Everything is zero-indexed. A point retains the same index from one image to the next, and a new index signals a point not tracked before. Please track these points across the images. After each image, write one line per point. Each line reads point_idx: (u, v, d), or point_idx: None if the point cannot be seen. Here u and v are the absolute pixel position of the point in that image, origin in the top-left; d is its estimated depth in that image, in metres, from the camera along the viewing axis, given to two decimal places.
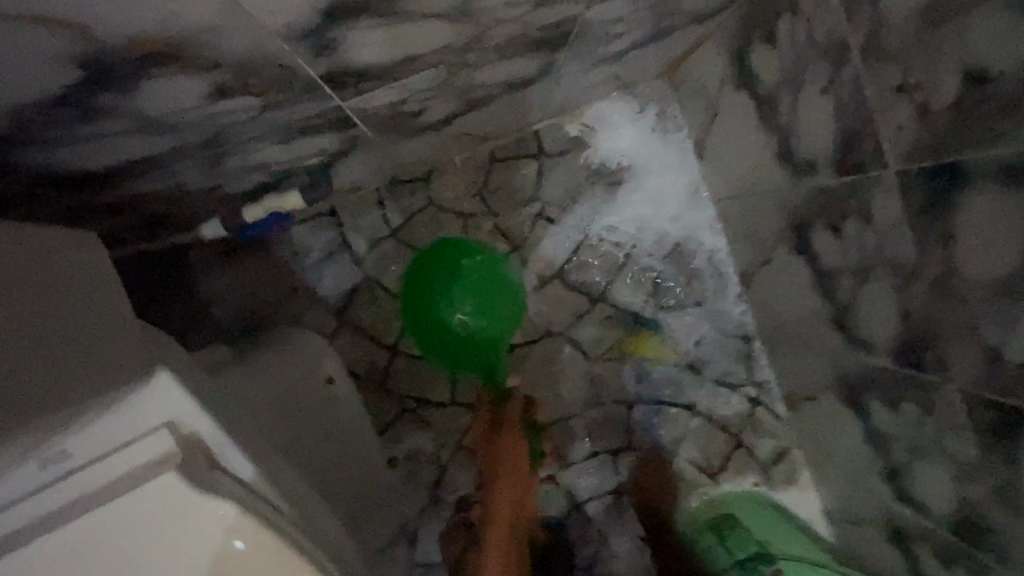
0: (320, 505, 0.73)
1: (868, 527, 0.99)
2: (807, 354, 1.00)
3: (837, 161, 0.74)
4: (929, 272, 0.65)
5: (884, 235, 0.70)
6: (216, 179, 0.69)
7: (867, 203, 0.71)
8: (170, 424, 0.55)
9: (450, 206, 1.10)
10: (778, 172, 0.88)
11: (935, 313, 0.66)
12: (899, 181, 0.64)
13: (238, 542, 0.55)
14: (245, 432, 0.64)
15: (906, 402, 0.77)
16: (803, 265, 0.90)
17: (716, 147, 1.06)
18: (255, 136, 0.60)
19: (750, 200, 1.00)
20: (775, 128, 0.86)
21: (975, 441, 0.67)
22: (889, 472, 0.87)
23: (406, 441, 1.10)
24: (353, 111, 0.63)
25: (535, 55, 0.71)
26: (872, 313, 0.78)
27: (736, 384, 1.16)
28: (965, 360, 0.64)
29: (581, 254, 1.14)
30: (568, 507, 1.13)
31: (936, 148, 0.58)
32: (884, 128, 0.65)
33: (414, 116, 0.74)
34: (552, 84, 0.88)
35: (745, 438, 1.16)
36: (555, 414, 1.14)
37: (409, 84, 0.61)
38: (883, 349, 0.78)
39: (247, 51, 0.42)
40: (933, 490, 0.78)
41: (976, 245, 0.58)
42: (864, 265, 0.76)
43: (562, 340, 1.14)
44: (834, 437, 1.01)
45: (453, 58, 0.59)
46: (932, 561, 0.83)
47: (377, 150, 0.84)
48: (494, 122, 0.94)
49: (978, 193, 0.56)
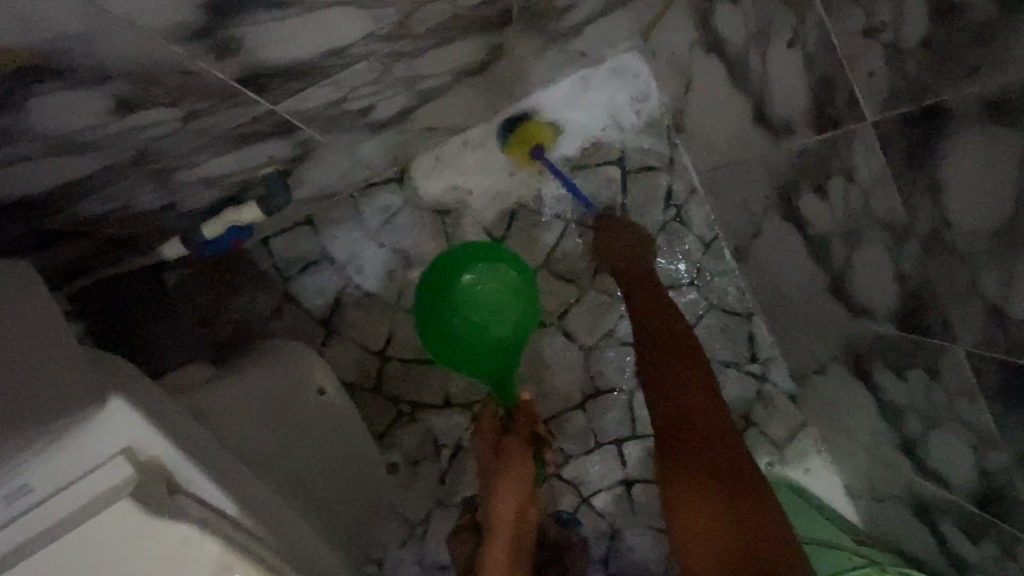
0: (299, 520, 0.72)
1: (891, 503, 0.93)
2: (809, 326, 0.95)
3: (813, 118, 0.69)
4: (921, 228, 0.60)
5: (869, 193, 0.65)
6: (167, 196, 0.68)
7: (848, 160, 0.66)
8: (127, 450, 0.54)
9: (426, 204, 1.08)
10: (756, 136, 0.83)
11: (931, 271, 0.61)
12: (877, 133, 0.59)
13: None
14: (211, 450, 0.63)
15: (914, 369, 0.72)
16: (794, 232, 0.85)
17: (694, 116, 1.01)
18: (193, 149, 0.59)
19: (733, 168, 0.95)
20: (747, 91, 0.81)
21: (988, 406, 0.62)
22: (905, 445, 0.81)
23: (405, 446, 1.08)
24: (293, 114, 0.62)
25: (478, 36, 0.68)
26: (868, 276, 0.73)
27: (740, 362, 1.12)
28: (968, 319, 0.59)
29: (566, 241, 1.10)
30: (577, 502, 1.09)
31: (911, 91, 0.53)
32: (854, 77, 0.60)
33: (363, 113, 0.72)
34: (511, 66, 0.85)
35: (755, 417, 1.12)
36: (555, 408, 1.11)
37: (344, 81, 0.59)
38: (884, 315, 0.73)
39: (135, 58, 0.41)
40: (952, 461, 0.73)
41: (966, 195, 0.53)
42: (853, 227, 0.71)
43: (554, 331, 1.11)
44: (845, 410, 0.96)
45: (384, 47, 0.57)
46: (959, 535, 0.78)
47: (337, 153, 0.82)
48: (458, 113, 0.91)
49: (959, 135, 0.51)
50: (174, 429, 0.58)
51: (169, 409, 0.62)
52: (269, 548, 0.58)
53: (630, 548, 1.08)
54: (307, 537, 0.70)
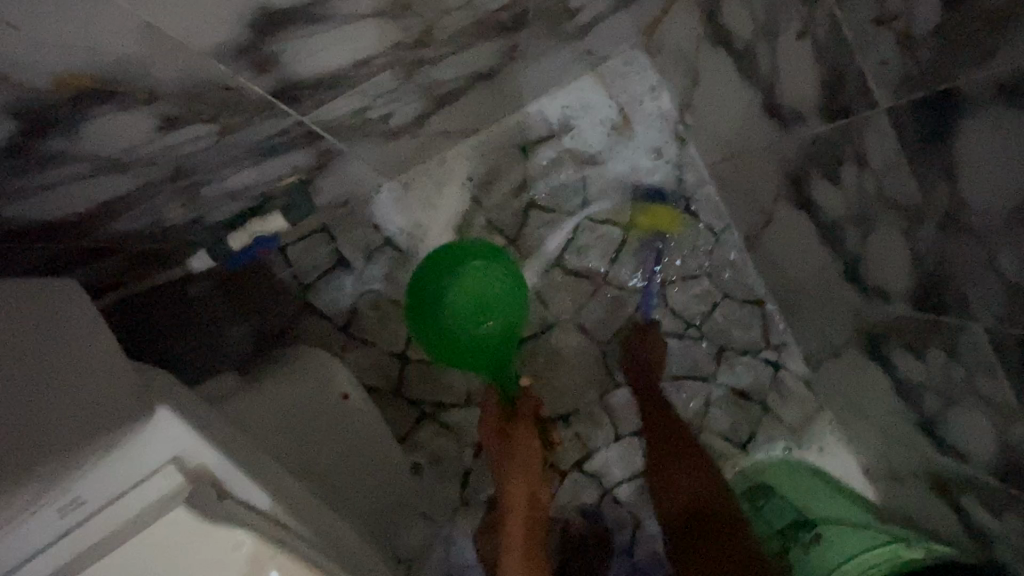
0: (340, 523, 0.74)
1: (910, 482, 0.95)
2: (823, 311, 0.96)
3: (824, 106, 0.70)
4: (936, 209, 0.61)
5: (883, 177, 0.66)
6: (193, 210, 0.69)
7: (861, 147, 0.67)
8: (176, 459, 0.55)
9: (439, 207, 1.09)
10: (766, 126, 0.85)
11: (946, 251, 0.63)
12: (890, 119, 0.61)
13: (274, 572, 0.55)
14: (250, 457, 0.64)
15: (931, 348, 0.74)
16: (805, 219, 0.87)
17: (701, 109, 1.02)
18: (223, 163, 0.60)
19: (742, 159, 0.96)
20: (756, 82, 0.82)
21: (1007, 380, 0.63)
22: (923, 423, 0.83)
23: (428, 446, 1.09)
24: (317, 125, 0.63)
25: (493, 40, 0.70)
26: (884, 258, 0.74)
27: (754, 350, 1.13)
28: (985, 298, 0.61)
29: (578, 238, 1.12)
30: (600, 494, 1.11)
31: (924, 78, 0.55)
32: (865, 65, 0.61)
33: (382, 121, 0.73)
34: (522, 68, 0.86)
35: (771, 403, 1.13)
36: (574, 402, 1.12)
37: (368, 90, 0.61)
38: (901, 296, 0.74)
39: (180, 80, 0.43)
40: (972, 437, 0.74)
41: (980, 176, 0.54)
42: (867, 211, 0.72)
43: (570, 327, 1.12)
44: (861, 393, 0.97)
45: (407, 56, 0.58)
46: (981, 509, 0.79)
47: (354, 161, 0.84)
48: (470, 115, 0.93)
49: (973, 120, 0.52)
50: (217, 435, 0.60)
51: (208, 417, 0.63)
52: (314, 550, 0.60)
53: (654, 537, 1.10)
54: (345, 537, 0.72)
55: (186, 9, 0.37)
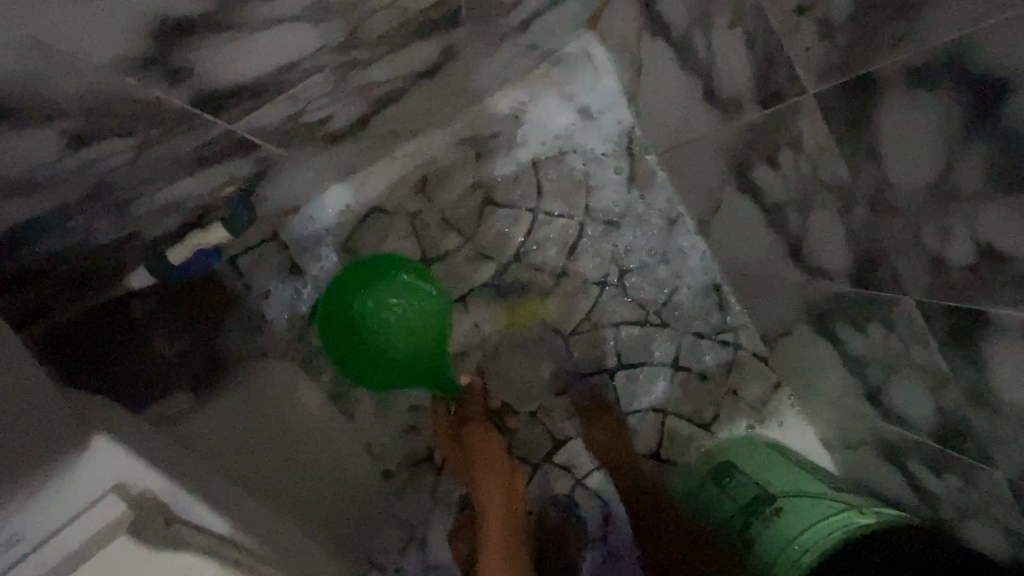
0: (295, 532, 0.74)
1: (862, 450, 0.99)
2: (774, 292, 1.00)
3: (757, 94, 0.72)
4: (865, 189, 0.63)
5: (816, 160, 0.68)
6: (127, 227, 0.67)
7: (795, 132, 0.69)
8: (116, 487, 0.54)
9: (394, 209, 1.09)
10: (707, 114, 0.86)
11: (877, 229, 0.65)
12: (817, 104, 0.63)
13: None
14: (197, 476, 0.64)
15: (871, 323, 0.77)
16: (750, 204, 0.89)
17: (647, 99, 1.03)
18: (151, 177, 0.58)
19: (688, 147, 0.98)
20: (695, 71, 0.84)
21: (939, 349, 0.66)
22: (870, 393, 0.87)
23: (396, 449, 1.09)
24: (251, 134, 0.61)
25: (430, 39, 0.69)
26: (823, 238, 0.76)
27: (712, 332, 1.16)
28: (913, 272, 0.64)
29: (535, 232, 1.13)
30: (572, 483, 1.12)
31: (845, 64, 0.57)
32: (792, 53, 0.63)
33: (321, 126, 0.72)
34: (465, 65, 0.85)
35: (731, 383, 1.16)
36: (540, 395, 1.14)
37: (300, 94, 0.59)
38: (841, 274, 0.77)
39: (82, 93, 0.41)
40: (913, 404, 0.78)
41: (900, 156, 0.57)
42: (804, 193, 0.74)
43: (533, 321, 1.13)
44: (813, 368, 1.01)
45: (338, 59, 0.57)
46: (926, 471, 0.83)
47: (298, 166, 0.82)
48: (415, 115, 0.92)
49: (890, 103, 0.54)
50: (170, 466, 0.60)
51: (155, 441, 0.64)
52: (268, 564, 0.59)
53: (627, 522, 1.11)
54: (303, 545, 0.73)
55: (79, 16, 0.36)
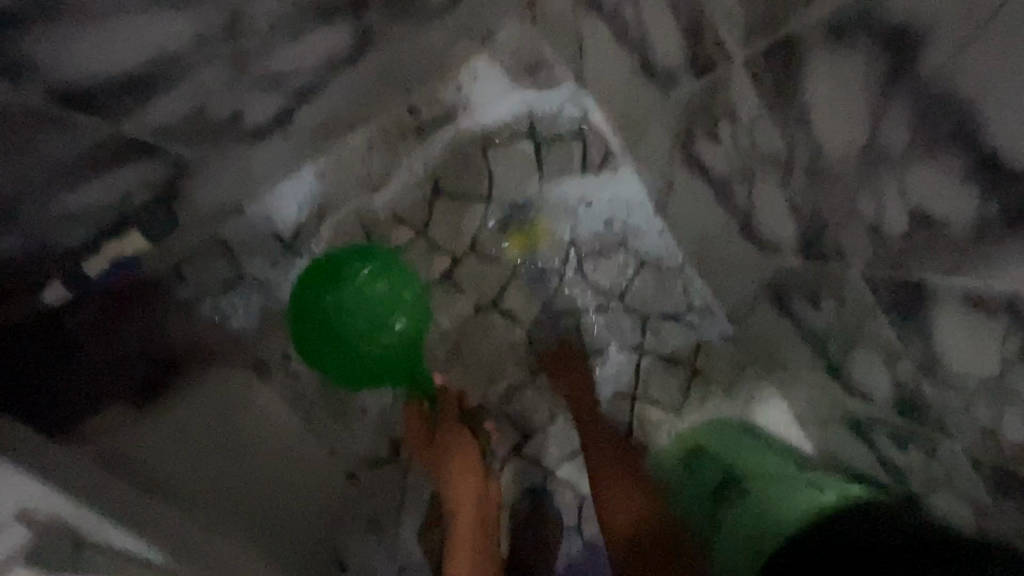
0: (225, 546, 0.72)
1: (830, 426, 0.96)
2: (731, 269, 0.97)
3: (689, 63, 0.69)
4: (801, 157, 0.60)
5: (753, 130, 0.65)
6: (30, 236, 0.65)
7: (729, 102, 0.66)
8: (22, 510, 0.51)
9: (341, 206, 1.05)
10: (645, 88, 0.83)
11: (816, 198, 0.62)
12: (746, 70, 0.60)
13: None
14: (113, 492, 0.63)
15: (823, 296, 0.74)
16: (699, 179, 0.86)
17: (592, 77, 1.00)
18: (37, 184, 0.57)
19: (634, 123, 0.96)
20: (629, 45, 0.81)
21: (887, 319, 0.64)
22: (830, 367, 0.85)
23: (359, 450, 1.05)
24: (141, 131, 0.60)
25: (336, 23, 0.68)
26: (770, 212, 0.73)
27: (677, 314, 1.14)
28: (856, 241, 0.61)
29: (489, 221, 1.10)
30: (543, 475, 1.09)
31: (765, 25, 0.54)
32: (715, 18, 0.60)
33: (233, 121, 0.71)
34: (391, 50, 0.83)
35: (700, 364, 1.14)
36: (505, 388, 1.10)
37: (191, 89, 0.58)
38: (789, 247, 0.74)
39: None
40: (871, 376, 0.75)
41: (829, 121, 0.53)
42: (746, 165, 0.71)
43: (493, 312, 1.10)
44: (776, 343, 0.99)
45: (224, 48, 0.56)
46: (889, 443, 0.81)
47: (221, 164, 0.79)
48: (347, 105, 0.89)
49: (810, 63, 0.52)
50: (82, 489, 0.59)
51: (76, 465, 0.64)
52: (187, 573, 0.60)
53: None
54: (234, 559, 0.72)
55: None
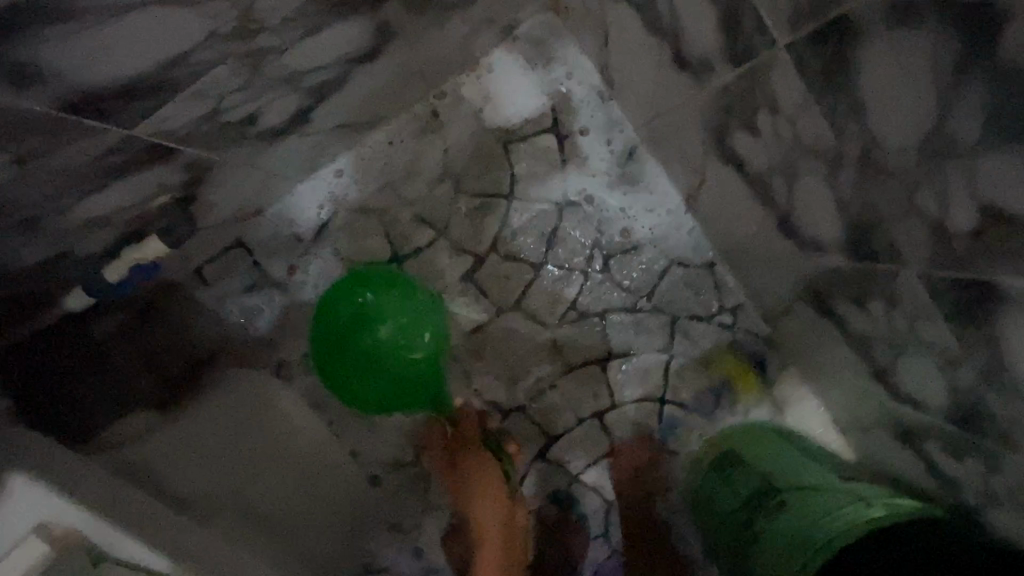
0: (245, 557, 0.71)
1: (875, 433, 0.90)
2: (768, 267, 0.92)
3: (725, 50, 0.64)
4: (851, 150, 0.56)
5: (796, 121, 0.60)
6: (51, 243, 0.65)
7: (770, 92, 0.61)
8: (42, 527, 0.51)
9: (361, 206, 1.04)
10: (675, 78, 0.79)
11: (868, 194, 0.57)
12: (790, 57, 0.55)
13: None
14: (131, 500, 0.62)
15: (872, 298, 0.69)
16: (733, 174, 0.81)
17: (618, 68, 0.96)
18: (55, 191, 0.57)
19: (662, 116, 0.91)
20: (659, 33, 0.77)
21: (947, 324, 0.58)
22: (877, 373, 0.79)
23: (382, 453, 1.04)
24: (155, 135, 0.58)
25: (354, 18, 0.65)
26: (814, 209, 0.68)
27: (708, 315, 1.09)
28: (913, 240, 0.55)
29: (511, 220, 1.07)
30: (569, 481, 1.05)
31: (815, 6, 0.49)
32: (756, 0, 0.55)
33: (250, 122, 0.69)
34: (409, 47, 0.81)
35: (733, 368, 1.09)
36: (529, 392, 1.07)
37: (206, 91, 0.57)
38: (835, 246, 0.69)
39: None
40: (925, 384, 0.70)
41: (888, 109, 0.49)
42: (788, 159, 0.66)
43: (516, 314, 1.07)
44: (815, 346, 0.94)
45: (237, 47, 0.55)
46: (944, 455, 0.75)
47: (240, 167, 0.78)
48: (366, 103, 0.88)
49: (866, 46, 0.47)
50: (106, 502, 0.58)
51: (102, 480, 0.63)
52: None
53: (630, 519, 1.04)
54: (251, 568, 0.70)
55: None
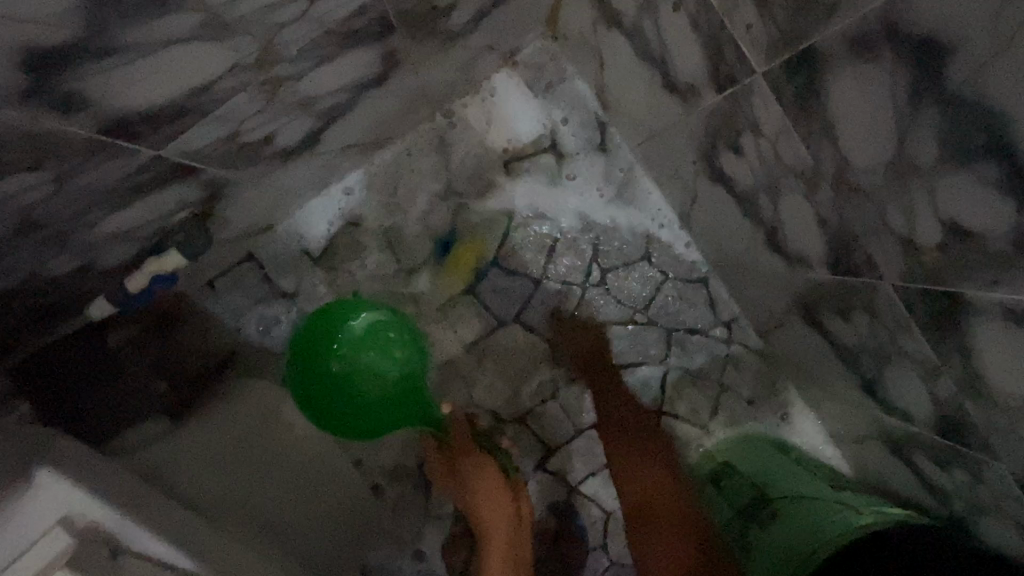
0: (263, 560, 0.75)
1: (867, 445, 0.92)
2: (759, 282, 0.95)
3: (711, 77, 0.69)
4: (827, 170, 0.59)
5: (776, 142, 0.64)
6: (79, 256, 0.69)
7: (752, 116, 0.65)
8: (67, 519, 0.54)
9: (368, 222, 1.08)
10: (666, 101, 0.83)
11: (845, 213, 0.61)
12: (768, 84, 0.59)
13: None
14: (145, 501, 0.65)
15: (855, 311, 0.72)
16: (723, 192, 0.85)
17: (613, 92, 1.01)
18: (87, 208, 0.62)
19: (655, 137, 0.96)
20: (650, 60, 0.82)
21: (923, 335, 0.61)
22: (865, 384, 0.82)
23: (385, 463, 1.06)
24: (180, 156, 0.63)
25: (364, 48, 0.71)
26: (797, 225, 0.72)
27: (703, 328, 1.11)
28: (887, 255, 0.59)
29: (511, 236, 1.11)
30: (567, 491, 1.07)
31: (787, 40, 0.54)
32: (736, 33, 0.60)
33: (266, 143, 0.74)
34: (415, 73, 0.86)
35: (728, 380, 1.11)
36: (529, 403, 1.09)
37: (226, 116, 0.62)
38: (818, 261, 0.72)
39: None
40: (908, 395, 0.72)
41: (857, 133, 0.52)
42: (771, 178, 0.70)
43: (516, 327, 1.10)
44: (806, 359, 0.96)
45: (257, 76, 0.60)
46: (931, 465, 0.77)
47: (254, 186, 0.83)
48: (374, 125, 0.93)
49: (834, 76, 0.51)
50: (122, 501, 0.61)
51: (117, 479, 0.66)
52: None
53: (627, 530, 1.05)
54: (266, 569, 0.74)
55: None
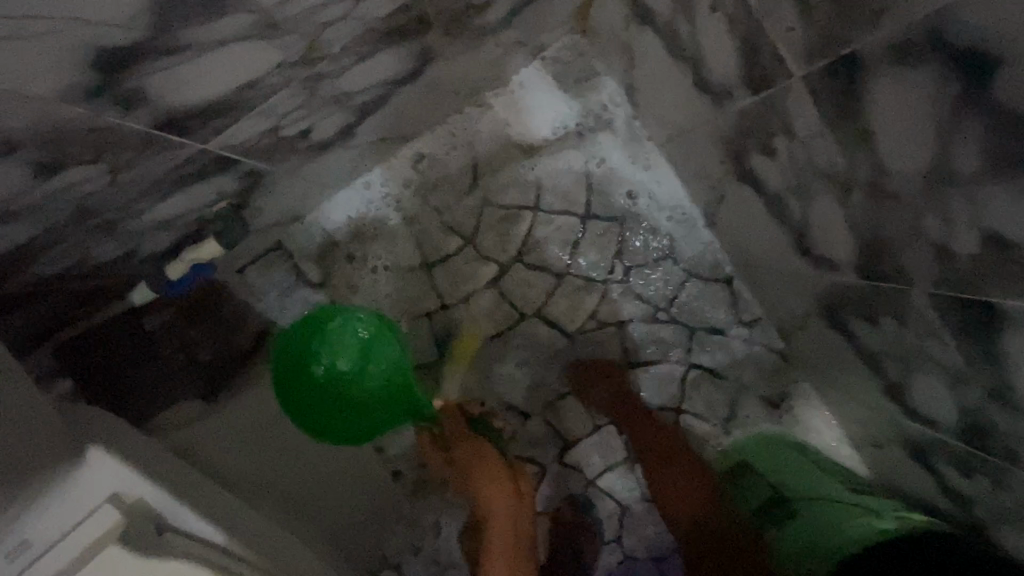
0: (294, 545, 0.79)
1: (888, 450, 0.92)
2: (783, 283, 0.95)
3: (745, 78, 0.68)
4: (862, 175, 0.59)
5: (810, 145, 0.64)
6: (124, 243, 0.72)
7: (787, 118, 0.65)
8: (114, 496, 0.57)
9: (393, 215, 1.10)
10: (697, 100, 0.83)
11: (879, 218, 0.61)
12: (805, 86, 0.59)
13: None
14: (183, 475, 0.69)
15: (883, 317, 0.72)
16: (751, 193, 0.85)
17: (641, 89, 1.01)
18: (134, 198, 0.64)
19: (682, 136, 0.96)
20: (682, 59, 0.81)
21: (953, 343, 0.61)
22: (888, 389, 0.81)
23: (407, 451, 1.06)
24: (221, 148, 0.65)
25: (402, 46, 0.72)
26: (827, 229, 0.71)
27: (725, 328, 1.12)
28: (920, 262, 0.59)
29: (535, 231, 1.12)
30: (584, 484, 1.09)
31: (826, 44, 0.54)
32: (774, 35, 0.60)
33: (302, 137, 0.75)
34: (446, 69, 0.87)
35: (748, 381, 1.11)
36: (548, 397, 1.11)
37: (267, 111, 0.64)
38: (847, 265, 0.72)
39: (37, 124, 0.48)
40: (933, 402, 0.72)
41: (895, 139, 0.52)
42: (802, 180, 0.70)
43: (537, 321, 1.11)
44: (828, 361, 0.96)
45: (300, 73, 0.62)
46: (953, 472, 0.77)
47: (288, 178, 0.85)
48: (404, 120, 0.94)
49: (875, 82, 0.51)
50: (162, 475, 0.64)
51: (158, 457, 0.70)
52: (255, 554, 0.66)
53: (641, 524, 1.07)
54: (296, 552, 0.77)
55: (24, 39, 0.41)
